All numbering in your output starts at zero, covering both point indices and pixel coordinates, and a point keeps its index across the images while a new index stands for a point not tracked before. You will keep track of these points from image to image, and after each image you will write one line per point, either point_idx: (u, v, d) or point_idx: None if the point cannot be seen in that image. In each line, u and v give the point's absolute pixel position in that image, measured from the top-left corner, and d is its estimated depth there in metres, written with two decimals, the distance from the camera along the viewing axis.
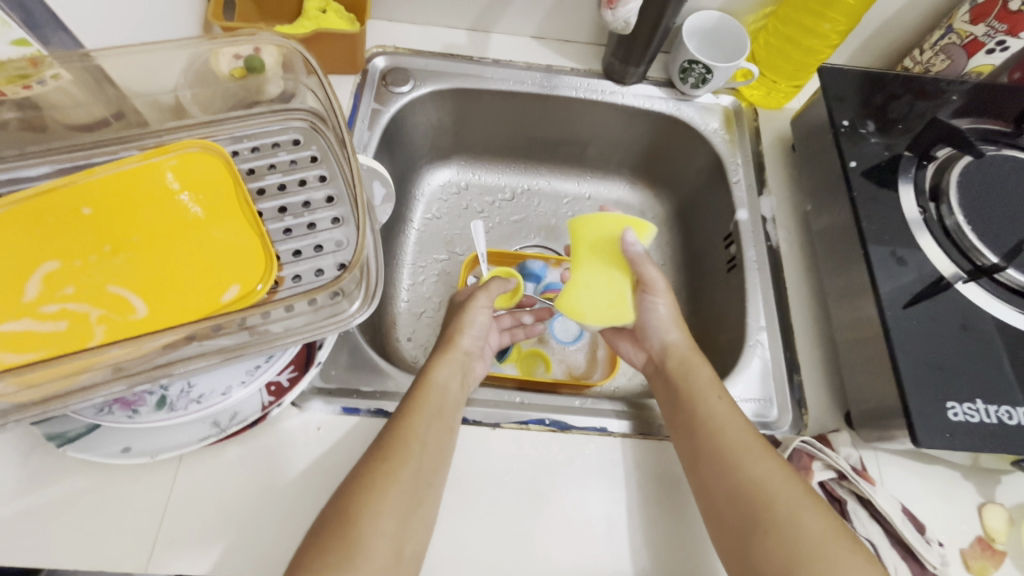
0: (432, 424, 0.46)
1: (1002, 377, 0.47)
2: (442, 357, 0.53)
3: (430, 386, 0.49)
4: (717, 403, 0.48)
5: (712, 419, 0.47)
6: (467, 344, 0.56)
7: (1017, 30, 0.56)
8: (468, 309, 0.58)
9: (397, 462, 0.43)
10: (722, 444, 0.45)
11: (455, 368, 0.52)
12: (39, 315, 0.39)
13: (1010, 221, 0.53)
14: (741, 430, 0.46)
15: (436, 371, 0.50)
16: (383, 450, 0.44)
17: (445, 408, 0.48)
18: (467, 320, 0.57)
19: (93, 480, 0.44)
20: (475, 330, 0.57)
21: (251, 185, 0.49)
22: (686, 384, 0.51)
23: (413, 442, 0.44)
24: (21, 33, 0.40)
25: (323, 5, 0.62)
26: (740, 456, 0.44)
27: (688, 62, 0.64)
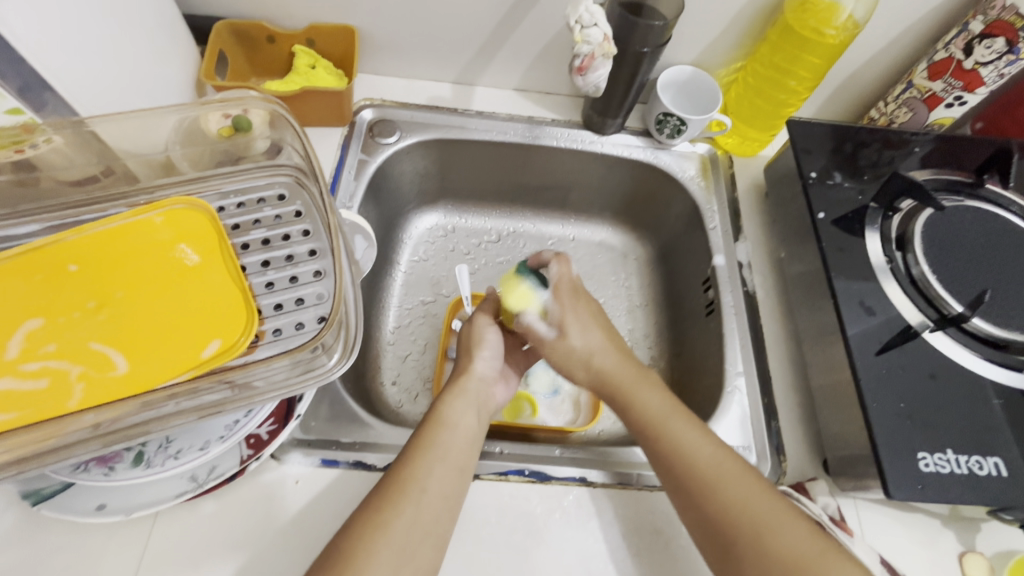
0: (437, 467, 0.45)
1: (972, 427, 0.48)
2: (455, 390, 0.53)
3: (441, 422, 0.49)
4: (680, 428, 0.48)
5: (678, 445, 0.47)
6: (480, 369, 0.56)
7: (972, 86, 0.59)
8: (476, 328, 0.59)
9: (391, 513, 0.42)
10: (695, 472, 0.45)
11: (470, 398, 0.53)
12: (20, 373, 0.40)
13: (973, 271, 0.54)
14: (708, 449, 0.46)
15: (447, 409, 0.51)
16: (376, 501, 0.43)
17: (454, 447, 0.47)
18: (478, 338, 0.58)
19: (67, 537, 0.44)
20: (487, 351, 0.58)
21: (235, 240, 0.50)
22: (640, 414, 0.50)
23: (411, 492, 0.43)
24: (16, 102, 0.42)
25: (312, 62, 0.66)
26: (716, 478, 0.45)
27: (662, 115, 0.67)
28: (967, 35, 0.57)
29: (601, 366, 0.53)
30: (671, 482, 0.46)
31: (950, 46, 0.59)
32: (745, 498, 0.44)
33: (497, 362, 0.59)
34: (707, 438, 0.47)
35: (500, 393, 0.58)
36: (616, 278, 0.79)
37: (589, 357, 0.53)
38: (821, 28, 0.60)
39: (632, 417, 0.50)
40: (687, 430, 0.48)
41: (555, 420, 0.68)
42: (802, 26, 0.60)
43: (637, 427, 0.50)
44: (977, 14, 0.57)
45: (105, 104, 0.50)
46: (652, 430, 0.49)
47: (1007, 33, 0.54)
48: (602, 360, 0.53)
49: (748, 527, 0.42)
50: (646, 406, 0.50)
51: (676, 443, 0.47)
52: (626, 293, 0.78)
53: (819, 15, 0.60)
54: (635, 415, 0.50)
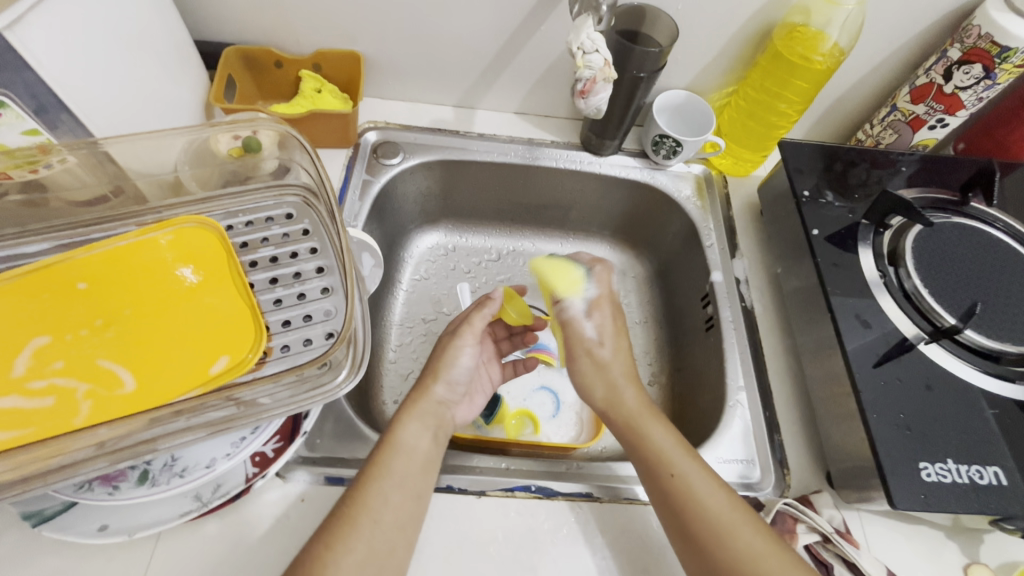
0: (392, 495, 0.43)
1: (971, 437, 0.49)
2: (413, 408, 0.50)
3: (393, 446, 0.46)
4: (690, 469, 0.47)
5: (688, 486, 0.45)
6: (446, 392, 0.53)
7: (953, 109, 0.62)
8: (449, 347, 0.56)
9: (340, 548, 0.40)
10: (703, 517, 0.44)
11: (426, 418, 0.50)
12: (26, 391, 0.40)
13: (963, 285, 0.56)
14: (714, 495, 0.45)
15: (403, 431, 0.48)
16: (327, 535, 0.41)
17: (409, 472, 0.45)
18: (447, 361, 0.55)
19: (66, 559, 0.43)
20: (454, 375, 0.55)
21: (244, 258, 0.51)
22: (651, 450, 0.48)
23: (364, 524, 0.42)
24: (32, 123, 0.43)
25: (319, 86, 0.67)
26: (726, 526, 0.43)
27: (659, 136, 0.69)
28: (946, 61, 0.60)
29: (622, 395, 0.51)
30: (676, 525, 0.45)
31: (930, 71, 0.62)
32: (756, 551, 0.42)
33: (462, 382, 0.55)
34: (712, 481, 0.46)
35: (460, 412, 0.55)
36: (615, 295, 0.80)
37: (616, 378, 0.52)
38: (808, 54, 0.63)
39: (642, 453, 0.48)
40: (697, 472, 0.46)
41: (558, 436, 0.68)
42: (791, 53, 0.64)
43: (645, 464, 0.48)
44: (954, 42, 0.59)
45: (119, 126, 0.51)
46: (661, 470, 0.47)
47: (984, 60, 0.57)
48: (625, 389, 0.52)
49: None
50: (657, 442, 0.48)
51: (684, 489, 0.45)
52: (625, 310, 0.79)
53: (806, 42, 0.63)
54: (644, 452, 0.48)
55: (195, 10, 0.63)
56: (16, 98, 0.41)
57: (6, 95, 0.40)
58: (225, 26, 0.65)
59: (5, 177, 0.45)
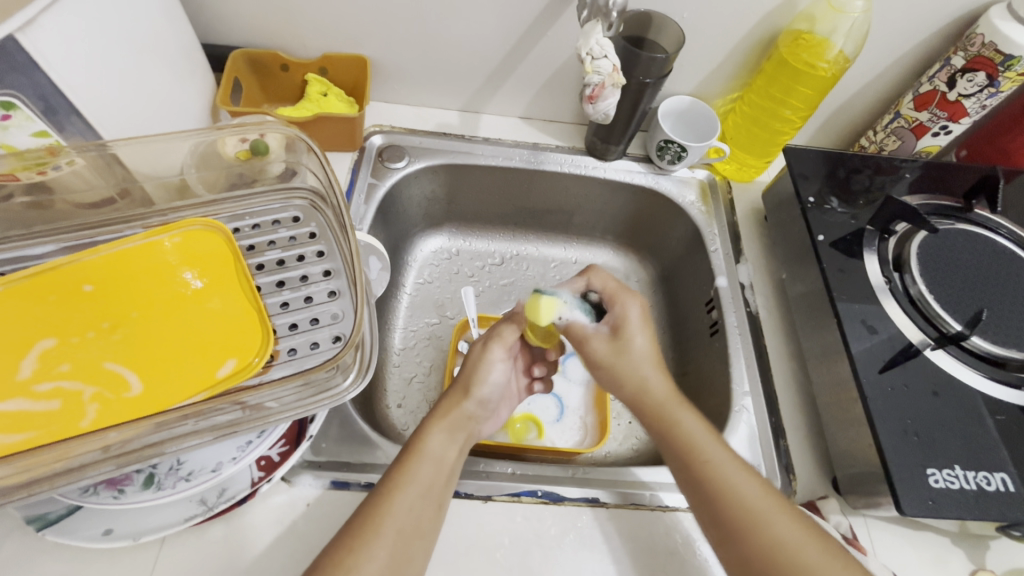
0: (415, 502, 0.43)
1: (977, 442, 0.49)
2: (441, 419, 0.50)
3: (419, 454, 0.46)
4: (719, 457, 0.46)
5: (716, 475, 0.45)
6: (484, 397, 0.53)
7: (956, 116, 0.63)
8: (482, 360, 0.54)
9: (361, 556, 0.39)
10: (731, 504, 0.44)
11: (455, 429, 0.50)
12: (32, 394, 0.40)
13: (968, 291, 0.57)
14: (749, 485, 0.45)
15: (430, 439, 0.48)
16: (349, 540, 0.40)
17: (434, 480, 0.45)
18: (481, 373, 0.54)
19: (69, 563, 0.43)
20: (494, 382, 0.54)
21: (251, 260, 0.51)
22: (679, 438, 0.47)
23: (386, 531, 0.41)
24: (43, 125, 0.44)
25: (325, 89, 0.67)
26: (762, 516, 0.43)
27: (664, 142, 0.69)
28: (950, 69, 0.60)
29: (646, 381, 0.49)
30: (708, 513, 0.45)
31: (933, 80, 0.62)
32: (783, 538, 0.42)
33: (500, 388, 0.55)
34: (747, 472, 0.46)
35: (488, 423, 0.56)
36: None
37: (640, 362, 0.50)
38: (814, 61, 0.63)
39: (672, 442, 0.48)
40: (726, 461, 0.46)
41: (563, 441, 0.68)
42: (796, 60, 0.64)
43: (672, 452, 0.48)
44: (958, 50, 0.60)
45: (127, 130, 0.51)
46: (688, 459, 0.46)
47: (988, 68, 0.57)
48: (651, 375, 0.50)
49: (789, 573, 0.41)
50: (686, 429, 0.48)
51: (714, 476, 0.45)
52: None
53: (811, 49, 0.63)
54: (671, 439, 0.48)
55: (202, 14, 0.63)
56: (26, 100, 0.42)
57: (18, 97, 0.41)
58: (231, 30, 0.65)
59: (13, 178, 0.45)
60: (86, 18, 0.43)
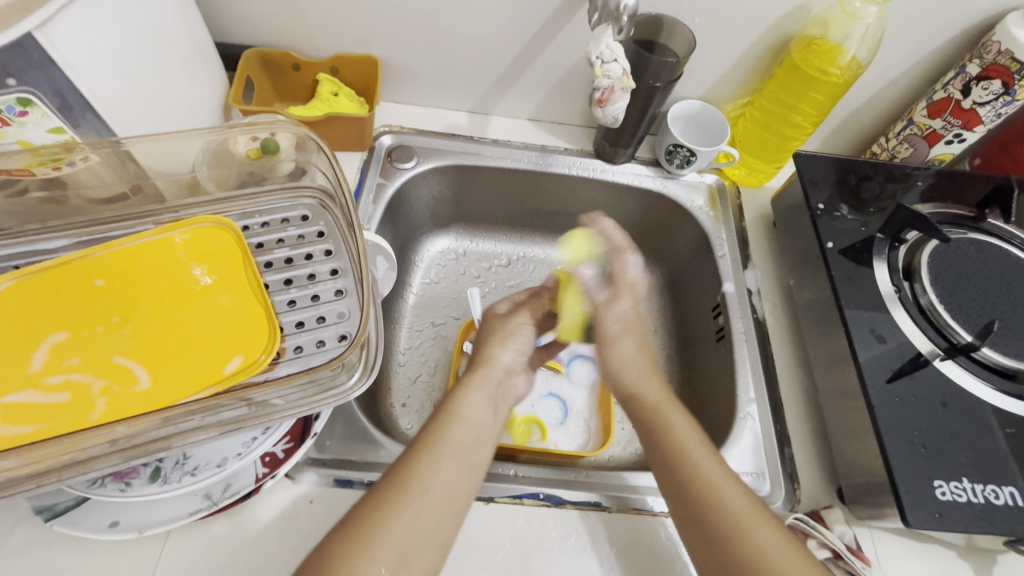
0: (444, 466, 0.43)
1: (986, 455, 0.49)
2: (473, 381, 0.52)
3: (452, 416, 0.47)
4: (705, 458, 0.46)
5: (703, 477, 0.45)
6: (506, 359, 0.56)
7: (971, 124, 0.62)
8: (512, 325, 0.59)
9: (389, 512, 0.39)
10: (712, 503, 0.43)
11: (489, 391, 0.52)
12: (42, 386, 0.40)
13: (980, 302, 0.56)
14: (734, 491, 0.44)
15: (463, 403, 0.49)
16: (377, 498, 0.40)
17: (465, 443, 0.46)
18: (511, 333, 0.58)
19: (76, 554, 0.44)
20: (517, 346, 0.57)
21: (259, 258, 0.51)
22: (668, 439, 0.48)
23: (415, 491, 0.41)
24: (57, 122, 0.44)
25: (336, 89, 0.68)
26: (744, 519, 0.42)
27: (672, 146, 0.69)
28: (965, 76, 0.60)
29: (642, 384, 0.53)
30: (686, 511, 0.45)
31: (948, 86, 0.61)
32: (767, 545, 0.41)
33: (522, 356, 0.58)
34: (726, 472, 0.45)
35: (521, 384, 0.57)
36: None
37: (635, 369, 0.54)
38: (826, 67, 0.63)
39: (658, 445, 0.49)
40: (712, 462, 0.46)
41: (566, 444, 0.67)
42: (808, 65, 0.64)
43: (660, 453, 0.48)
44: (974, 57, 0.59)
45: (142, 127, 0.52)
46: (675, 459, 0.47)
47: (1003, 76, 0.57)
48: (644, 380, 0.53)
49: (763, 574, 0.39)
50: (679, 433, 0.48)
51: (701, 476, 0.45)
52: None
53: (823, 55, 0.63)
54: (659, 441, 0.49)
55: (217, 14, 0.64)
56: (42, 97, 0.42)
57: (35, 95, 0.42)
58: (245, 29, 0.66)
59: (28, 174, 0.46)
60: (104, 16, 0.44)
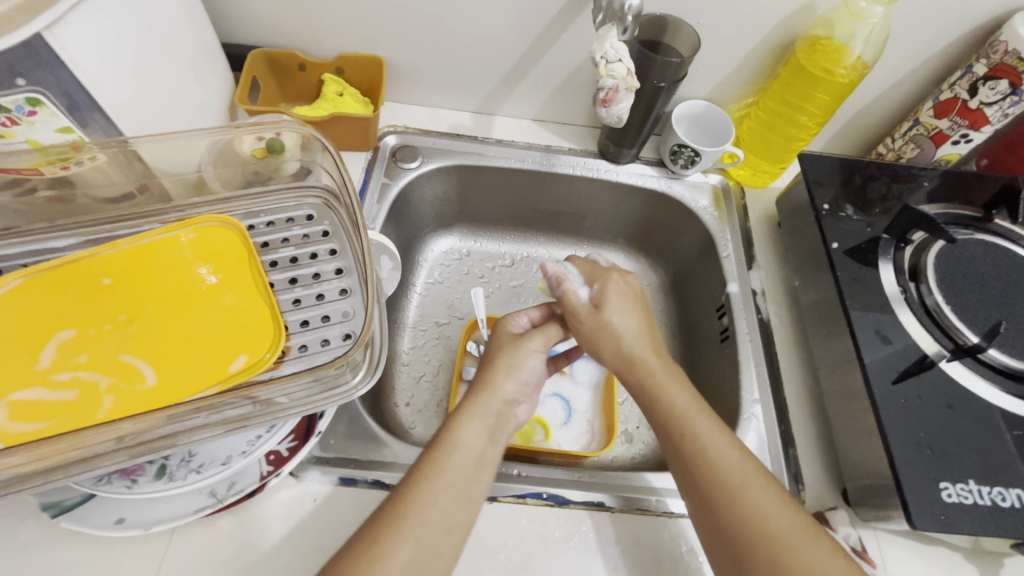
0: (442, 496, 0.43)
1: (993, 457, 0.49)
2: (474, 407, 0.49)
3: (450, 445, 0.46)
4: (702, 424, 0.46)
5: (697, 442, 0.45)
6: (512, 392, 0.52)
7: (978, 124, 0.62)
8: (524, 352, 0.54)
9: (386, 547, 0.39)
10: (716, 478, 0.44)
11: (491, 420, 0.49)
12: (50, 383, 0.41)
13: (986, 303, 0.55)
14: (730, 455, 0.44)
15: (462, 431, 0.47)
16: (374, 531, 0.40)
17: (463, 471, 0.45)
18: (520, 362, 0.53)
19: (82, 550, 0.44)
20: (525, 377, 0.53)
21: (264, 258, 0.51)
22: (664, 405, 0.48)
23: (412, 522, 0.41)
24: (66, 121, 0.45)
25: (341, 89, 0.68)
26: (739, 484, 0.43)
27: (677, 146, 0.69)
28: (971, 77, 0.59)
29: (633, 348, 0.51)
30: (684, 475, 0.45)
31: (955, 86, 0.61)
32: (762, 506, 0.42)
33: (528, 386, 0.54)
34: (724, 438, 0.46)
35: (522, 412, 0.55)
36: None
37: (625, 337, 0.52)
38: (831, 67, 0.63)
39: (658, 411, 0.48)
40: (708, 428, 0.46)
41: (570, 444, 0.67)
42: (813, 66, 0.63)
43: (658, 420, 0.48)
44: (980, 57, 0.59)
45: (149, 127, 0.52)
46: (675, 431, 0.47)
47: (1010, 76, 0.56)
48: (634, 343, 0.52)
49: (756, 536, 0.41)
50: (673, 400, 0.48)
51: (694, 444, 0.45)
52: None
53: (829, 55, 0.62)
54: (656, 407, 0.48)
55: (223, 14, 0.64)
56: (51, 97, 0.43)
57: (44, 95, 0.42)
58: (251, 29, 0.66)
59: (37, 173, 0.47)
60: (112, 17, 0.44)
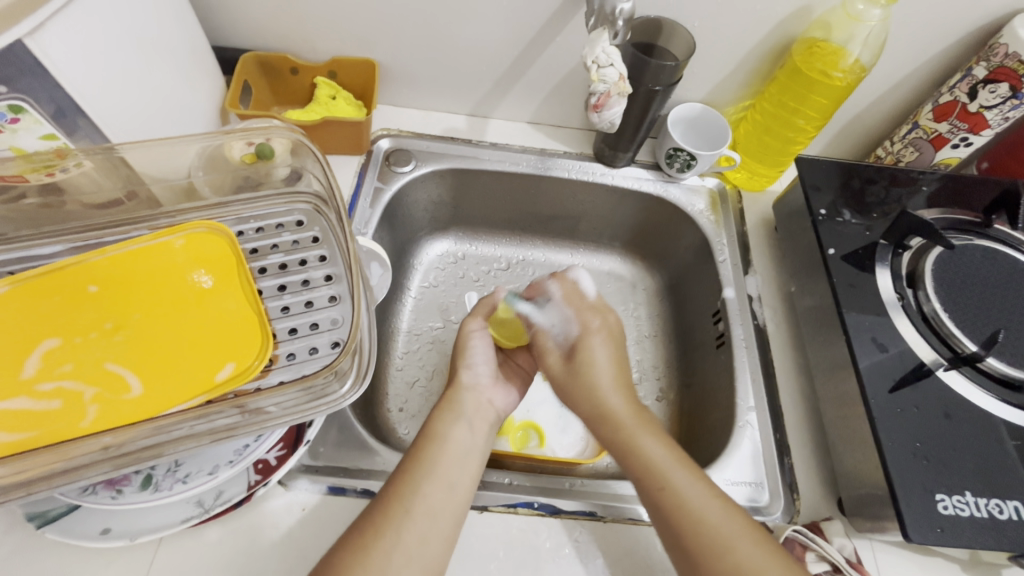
0: (422, 484, 0.43)
1: (991, 468, 0.48)
2: (446, 403, 0.51)
3: (430, 438, 0.47)
4: (681, 479, 0.44)
5: (682, 499, 0.43)
6: (470, 379, 0.54)
7: (977, 128, 0.61)
8: (464, 336, 0.57)
9: (373, 536, 0.39)
10: (702, 536, 0.41)
11: (461, 410, 0.50)
12: (35, 393, 0.40)
13: (985, 311, 0.55)
14: (716, 511, 0.43)
15: (438, 424, 0.49)
16: (362, 523, 0.40)
17: (445, 462, 0.45)
18: (463, 345, 0.56)
19: (69, 560, 0.44)
20: (475, 360, 0.55)
21: (253, 264, 0.51)
22: (642, 463, 0.46)
23: (395, 513, 0.41)
24: (50, 128, 0.44)
25: (333, 93, 0.68)
26: (728, 539, 0.41)
27: (673, 149, 0.68)
28: (972, 79, 0.58)
29: (609, 400, 0.50)
30: (670, 536, 0.43)
31: (954, 89, 0.60)
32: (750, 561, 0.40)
33: (488, 369, 0.56)
34: (706, 492, 0.44)
35: (499, 400, 0.55)
36: (624, 308, 0.79)
37: (603, 382, 0.51)
38: (828, 70, 0.62)
39: (633, 465, 0.46)
40: (688, 482, 0.44)
41: (564, 451, 0.67)
42: (810, 69, 0.63)
43: (636, 477, 0.46)
44: (980, 60, 0.58)
45: (134, 130, 0.51)
46: (649, 479, 0.45)
47: (1011, 79, 0.56)
48: (610, 396, 0.50)
49: None
50: (650, 453, 0.46)
51: (678, 500, 0.43)
52: (634, 323, 0.78)
53: (826, 58, 0.62)
54: (635, 462, 0.46)
55: (214, 17, 0.64)
56: (35, 104, 0.42)
57: (27, 101, 0.41)
58: (243, 32, 0.66)
59: (22, 179, 0.46)
60: (97, 22, 0.43)
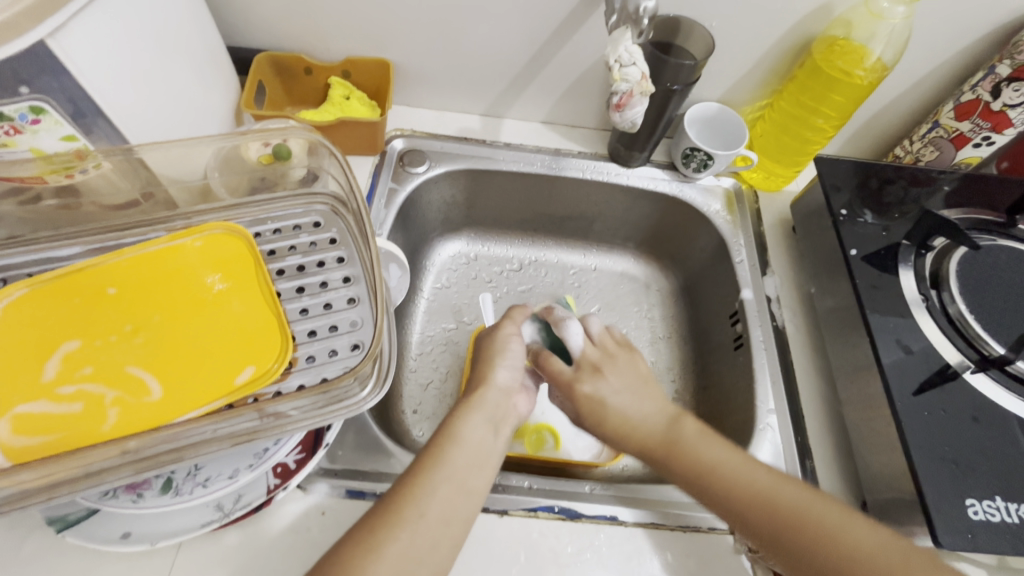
0: (441, 488, 0.41)
1: (1021, 472, 0.47)
2: (469, 402, 0.49)
3: (447, 438, 0.45)
4: (747, 471, 0.45)
5: (753, 488, 0.44)
6: (503, 380, 0.51)
7: (1000, 127, 0.60)
8: (502, 337, 0.55)
9: (383, 536, 0.38)
10: (784, 515, 0.42)
11: (488, 410, 0.48)
12: (55, 396, 0.40)
13: (1012, 312, 0.54)
14: (796, 491, 0.44)
15: (462, 424, 0.46)
16: (372, 519, 0.39)
17: (466, 467, 0.44)
18: (500, 347, 0.54)
19: (89, 564, 0.43)
20: (510, 360, 0.53)
21: (271, 266, 0.50)
22: (700, 463, 0.46)
23: (410, 517, 0.39)
24: (71, 129, 0.44)
25: (347, 93, 0.67)
26: (811, 512, 0.42)
27: (689, 149, 0.67)
28: (995, 77, 0.58)
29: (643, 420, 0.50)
30: (744, 525, 0.43)
31: (976, 88, 0.60)
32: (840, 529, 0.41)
33: (520, 372, 0.53)
34: (775, 475, 0.45)
35: (522, 405, 0.53)
36: (638, 309, 0.79)
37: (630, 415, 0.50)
38: (850, 68, 0.61)
39: (681, 468, 0.46)
40: (754, 471, 0.45)
41: (581, 453, 0.66)
42: (830, 67, 0.62)
43: (690, 480, 0.46)
44: (1004, 57, 0.57)
45: (153, 134, 0.51)
46: (712, 478, 0.45)
47: None
48: (645, 420, 0.50)
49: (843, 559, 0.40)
50: (705, 454, 0.46)
51: (755, 487, 0.44)
52: (649, 324, 0.78)
53: (847, 56, 0.61)
54: (681, 469, 0.46)
55: (228, 17, 0.64)
56: (56, 105, 0.42)
57: (49, 103, 0.41)
58: (258, 33, 0.66)
59: (41, 182, 0.46)
60: (116, 23, 0.43)
